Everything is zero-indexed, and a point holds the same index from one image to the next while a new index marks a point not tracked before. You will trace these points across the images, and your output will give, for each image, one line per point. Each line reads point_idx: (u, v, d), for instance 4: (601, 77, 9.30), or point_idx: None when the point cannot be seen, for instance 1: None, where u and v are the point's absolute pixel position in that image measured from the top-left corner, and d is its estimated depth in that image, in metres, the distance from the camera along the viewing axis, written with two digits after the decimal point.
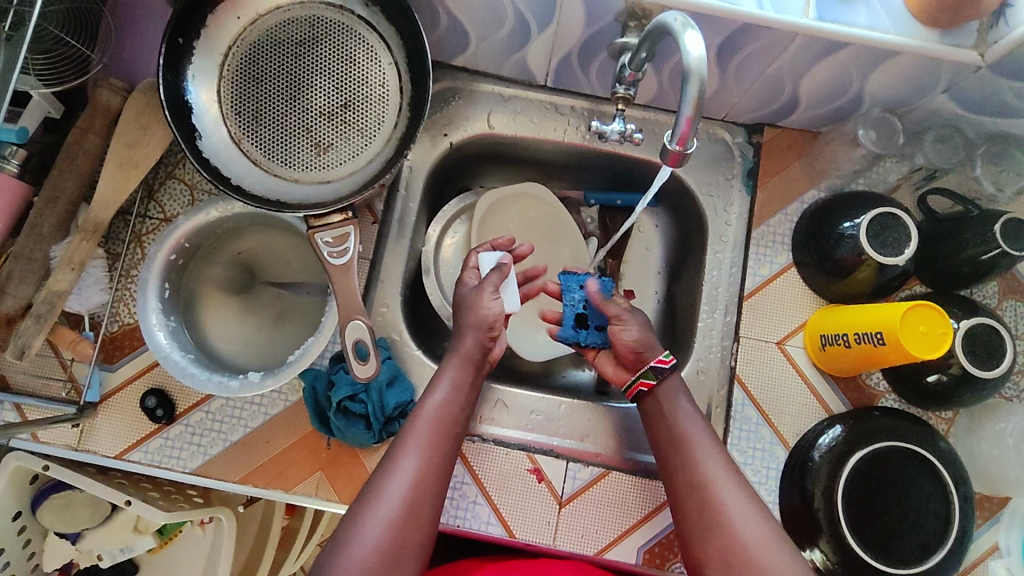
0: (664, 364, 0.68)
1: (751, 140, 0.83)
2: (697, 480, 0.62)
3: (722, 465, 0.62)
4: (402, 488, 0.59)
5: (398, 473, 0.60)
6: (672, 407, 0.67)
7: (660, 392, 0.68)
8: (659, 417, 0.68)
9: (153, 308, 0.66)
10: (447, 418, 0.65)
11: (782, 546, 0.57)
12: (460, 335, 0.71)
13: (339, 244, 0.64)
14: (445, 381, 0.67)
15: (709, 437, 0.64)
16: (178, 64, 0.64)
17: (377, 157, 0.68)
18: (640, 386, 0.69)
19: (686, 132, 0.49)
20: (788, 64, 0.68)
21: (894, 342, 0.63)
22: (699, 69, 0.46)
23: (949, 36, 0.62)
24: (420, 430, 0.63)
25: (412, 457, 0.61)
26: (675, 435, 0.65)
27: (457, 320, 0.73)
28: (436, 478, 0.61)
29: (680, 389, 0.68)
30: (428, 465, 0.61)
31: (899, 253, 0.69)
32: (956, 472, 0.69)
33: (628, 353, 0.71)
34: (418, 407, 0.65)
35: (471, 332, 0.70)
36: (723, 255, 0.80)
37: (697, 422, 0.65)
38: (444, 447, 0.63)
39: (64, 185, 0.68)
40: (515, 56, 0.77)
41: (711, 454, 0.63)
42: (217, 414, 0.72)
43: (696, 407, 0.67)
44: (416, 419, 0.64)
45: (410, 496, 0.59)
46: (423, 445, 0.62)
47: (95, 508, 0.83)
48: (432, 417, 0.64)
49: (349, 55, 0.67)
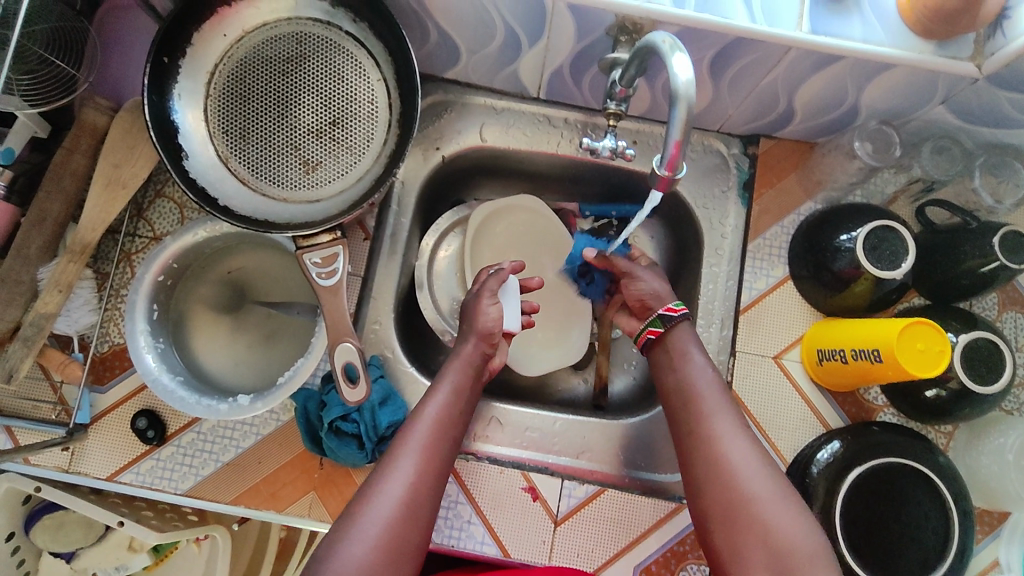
0: (672, 313, 0.70)
1: (746, 151, 0.82)
2: (704, 433, 0.62)
3: (731, 418, 0.62)
4: (399, 489, 0.58)
5: (397, 472, 0.59)
6: (682, 359, 0.67)
7: (670, 341, 0.69)
8: (669, 370, 0.68)
9: (141, 330, 0.65)
10: (448, 421, 0.64)
11: (788, 500, 0.57)
12: (462, 341, 0.71)
13: (328, 265, 0.64)
14: (444, 381, 0.67)
15: (719, 390, 0.64)
16: (163, 84, 0.63)
17: (366, 174, 0.67)
18: (648, 334, 0.72)
19: (674, 156, 0.48)
20: (784, 76, 0.67)
21: (891, 360, 0.62)
22: (687, 93, 0.45)
23: (945, 47, 0.61)
24: (420, 429, 0.62)
25: (411, 455, 0.60)
26: (684, 388, 0.65)
27: (462, 329, 0.73)
28: (435, 474, 0.61)
29: (691, 338, 0.69)
30: (427, 463, 0.61)
31: (895, 268, 0.68)
32: (955, 488, 0.68)
33: (637, 303, 0.76)
34: (418, 410, 0.64)
35: (471, 338, 0.71)
36: (719, 268, 0.79)
37: (706, 373, 0.65)
38: (444, 442, 0.63)
39: (50, 206, 0.67)
40: (507, 70, 0.76)
41: (721, 408, 0.63)
42: (208, 435, 0.71)
43: (706, 359, 0.67)
44: (416, 420, 0.63)
45: (410, 495, 0.58)
46: (423, 444, 0.61)
47: (87, 527, 0.84)
48: (434, 419, 0.63)
49: (338, 71, 0.67)
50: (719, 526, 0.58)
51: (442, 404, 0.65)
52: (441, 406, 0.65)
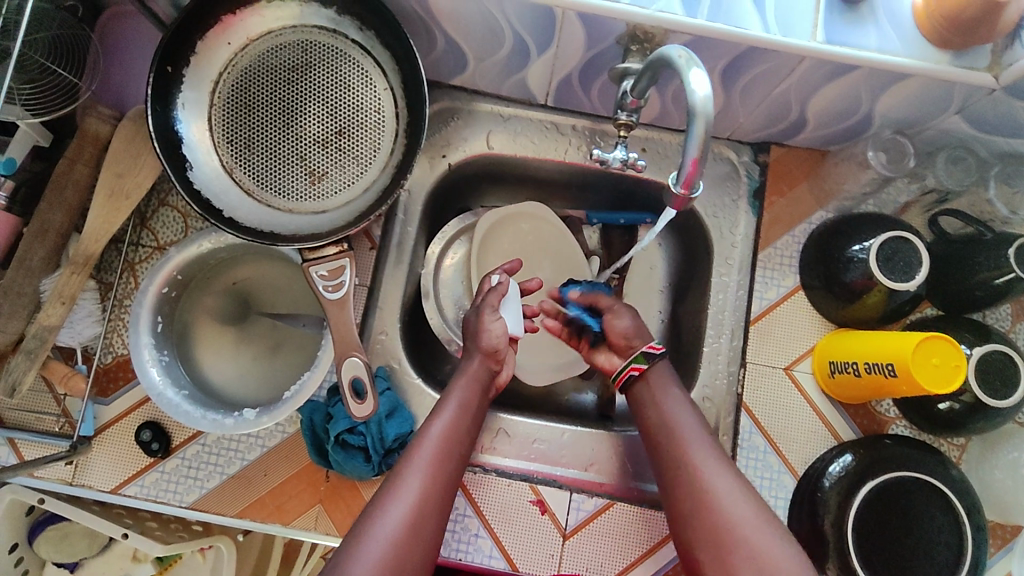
0: (654, 350, 0.69)
1: (757, 159, 0.81)
2: (688, 466, 0.61)
3: (711, 451, 0.62)
4: (404, 511, 0.57)
5: (402, 492, 0.58)
6: (663, 396, 0.67)
7: (651, 378, 0.69)
8: (651, 405, 0.67)
9: (145, 343, 0.64)
10: (453, 440, 0.63)
11: (775, 529, 0.56)
12: (468, 358, 0.71)
13: (335, 278, 0.63)
14: (449, 400, 0.66)
15: (697, 425, 0.64)
16: (167, 94, 0.62)
17: (373, 184, 0.66)
18: (631, 371, 0.69)
19: (691, 174, 0.48)
20: (796, 85, 0.66)
21: (906, 374, 0.61)
22: (705, 109, 0.44)
23: (962, 57, 0.59)
24: (424, 448, 0.61)
25: (416, 475, 0.59)
26: (662, 422, 0.65)
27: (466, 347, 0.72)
28: (438, 498, 0.60)
29: (668, 375, 0.69)
30: (431, 483, 0.60)
31: (909, 279, 0.67)
32: (969, 502, 0.67)
33: (619, 340, 0.74)
34: (424, 428, 0.64)
35: (476, 357, 0.70)
36: (729, 278, 0.79)
37: (685, 409, 0.65)
38: (448, 462, 0.62)
39: (52, 217, 0.66)
40: (515, 77, 0.75)
41: (700, 442, 0.62)
42: (213, 447, 0.71)
43: (685, 395, 0.67)
44: (419, 440, 0.62)
45: (412, 518, 0.57)
46: (427, 465, 0.60)
47: (92, 537, 0.84)
48: (439, 438, 0.63)
49: (344, 80, 0.66)
50: (709, 558, 0.57)
51: (447, 423, 0.64)
52: (446, 424, 0.64)
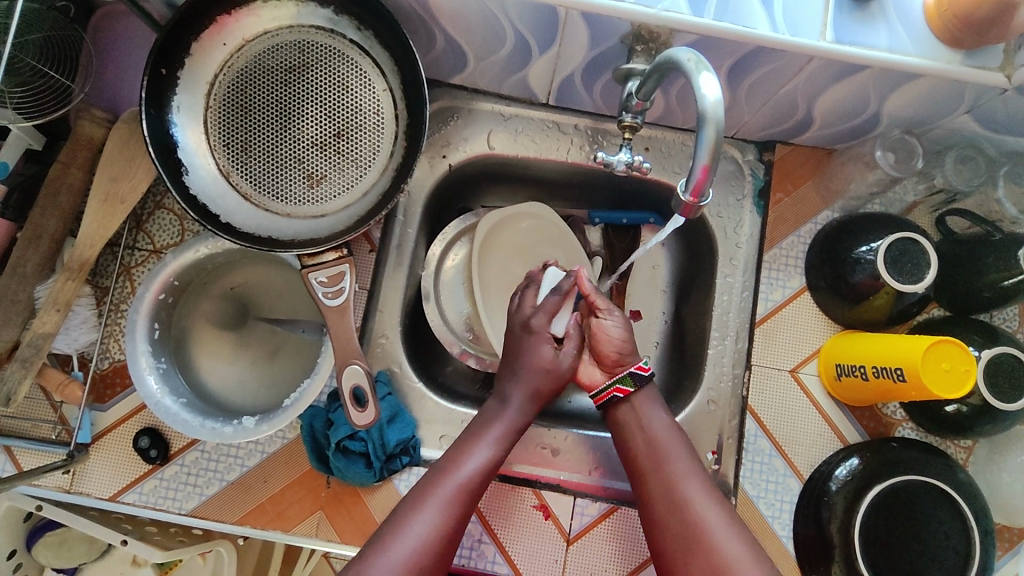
0: (642, 372, 0.67)
1: (762, 158, 0.80)
2: (678, 499, 0.60)
3: (701, 482, 0.61)
4: (416, 542, 0.57)
5: (420, 523, 0.58)
6: (648, 421, 0.66)
7: (636, 402, 0.67)
8: (636, 430, 0.66)
9: (143, 351, 0.63)
10: (482, 481, 0.62)
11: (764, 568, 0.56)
12: (516, 390, 0.68)
13: (334, 284, 0.62)
14: (484, 437, 0.65)
15: (686, 453, 0.63)
16: (161, 98, 0.61)
17: (372, 188, 0.65)
18: (615, 392, 0.67)
19: (700, 181, 0.46)
20: (803, 84, 0.65)
21: (915, 379, 0.60)
22: (716, 114, 0.43)
23: (974, 56, 0.58)
24: (451, 483, 0.61)
25: (436, 509, 0.59)
26: (651, 448, 0.64)
27: (512, 371, 0.69)
28: (448, 541, 0.59)
29: (654, 399, 0.67)
30: (447, 524, 0.59)
31: (917, 282, 0.66)
32: (977, 505, 0.66)
33: (610, 355, 0.70)
34: (454, 465, 0.63)
35: (522, 385, 0.68)
36: (733, 279, 0.78)
37: (673, 436, 0.64)
38: (470, 501, 0.61)
39: (47, 222, 0.65)
40: (516, 75, 0.73)
41: (690, 472, 0.62)
42: (212, 453, 0.70)
43: (670, 418, 0.66)
44: (448, 474, 0.62)
45: (425, 552, 0.57)
46: (448, 500, 0.60)
47: (91, 541, 0.83)
48: (467, 479, 0.62)
49: (342, 81, 0.64)
50: None
51: (482, 462, 0.63)
52: (479, 464, 0.63)
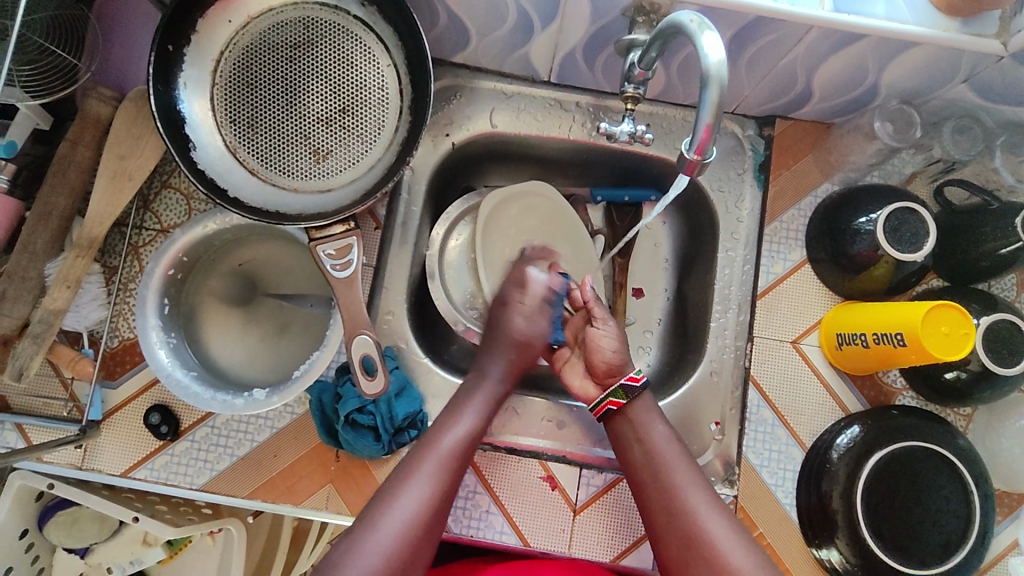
0: (634, 384, 0.68)
1: (762, 133, 0.80)
2: (679, 509, 0.61)
3: (702, 491, 0.62)
4: (407, 510, 0.59)
5: (409, 494, 0.60)
6: (646, 430, 0.66)
7: (632, 412, 0.67)
8: (633, 441, 0.66)
9: (153, 325, 0.64)
10: (464, 451, 0.64)
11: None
12: (492, 354, 0.72)
13: (342, 256, 0.63)
14: (466, 407, 0.67)
15: (685, 462, 0.64)
16: (168, 72, 0.61)
17: (378, 163, 0.66)
18: (608, 405, 0.68)
19: (704, 140, 0.47)
20: (803, 55, 0.65)
21: (915, 343, 0.61)
22: (720, 74, 0.44)
23: (970, 24, 0.59)
24: (436, 453, 0.63)
25: (426, 475, 0.62)
26: (650, 459, 0.64)
27: (491, 342, 0.73)
28: (435, 513, 0.61)
29: (652, 410, 0.68)
30: (433, 498, 0.61)
31: (917, 250, 0.67)
32: (976, 470, 0.68)
33: (601, 366, 0.72)
34: (435, 435, 0.65)
35: (500, 358, 0.72)
36: (735, 253, 0.79)
37: (671, 445, 0.65)
38: (459, 467, 0.64)
39: (56, 200, 0.66)
40: (518, 52, 0.74)
41: (691, 481, 0.62)
42: (222, 429, 0.70)
43: (669, 429, 0.67)
44: (434, 441, 0.64)
45: (417, 517, 0.59)
46: (434, 470, 0.62)
47: (101, 522, 0.83)
48: (448, 449, 0.64)
49: (347, 57, 0.65)
50: None
51: (465, 432, 0.65)
52: (461, 432, 0.65)
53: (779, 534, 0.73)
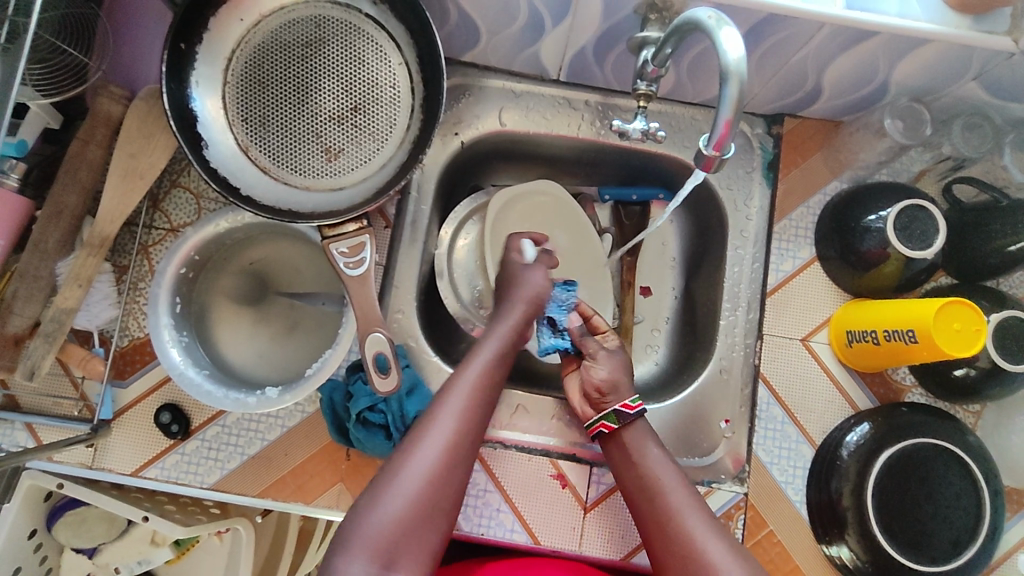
0: (627, 410, 0.68)
1: (771, 131, 0.80)
2: (676, 532, 0.60)
3: (700, 514, 0.61)
4: (440, 442, 0.60)
5: (437, 429, 0.60)
6: (642, 455, 0.66)
7: (626, 437, 0.67)
8: (628, 467, 0.66)
9: (165, 324, 0.64)
10: (493, 378, 0.65)
11: None
12: (510, 302, 0.72)
13: (355, 254, 0.63)
14: (489, 340, 0.68)
15: (682, 486, 0.64)
16: (180, 71, 0.61)
17: (389, 161, 0.66)
18: (601, 427, 0.68)
19: (723, 136, 0.47)
20: (813, 53, 0.66)
21: (927, 339, 0.61)
22: (739, 71, 0.44)
23: (981, 21, 0.60)
24: (461, 386, 0.63)
25: (453, 406, 0.62)
26: (646, 485, 0.64)
27: (505, 296, 0.74)
28: (469, 438, 0.62)
29: (647, 435, 0.67)
30: (465, 422, 0.62)
31: (927, 247, 0.67)
32: (986, 466, 0.68)
33: (593, 391, 0.71)
34: (462, 365, 0.66)
35: (517, 304, 0.72)
36: (744, 250, 0.78)
37: (668, 470, 0.65)
38: (487, 396, 0.64)
39: (67, 199, 0.66)
40: (528, 51, 0.74)
41: (689, 505, 0.62)
42: (233, 428, 0.70)
43: (665, 454, 0.66)
44: (462, 370, 0.65)
45: (449, 445, 0.60)
46: (467, 395, 0.63)
47: (110, 521, 0.82)
48: (477, 376, 0.64)
49: (359, 55, 0.65)
50: None
51: (489, 358, 0.66)
52: (486, 363, 0.66)
53: (788, 530, 0.73)
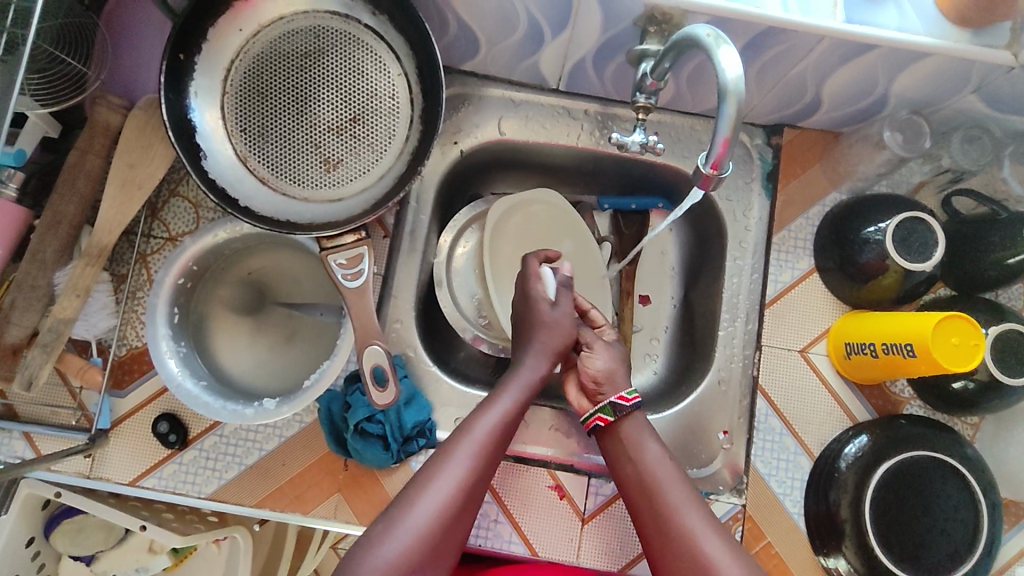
0: (623, 402, 0.65)
1: (770, 142, 0.80)
2: (675, 530, 0.59)
3: (700, 514, 0.60)
4: (440, 502, 0.58)
5: (438, 488, 0.59)
6: (639, 450, 0.64)
7: (623, 431, 0.65)
8: (626, 461, 0.64)
9: (163, 335, 0.64)
10: (500, 437, 0.63)
11: None
12: (532, 353, 0.70)
13: (353, 266, 0.63)
14: (501, 394, 0.66)
15: (680, 480, 0.62)
16: (179, 81, 0.61)
17: (388, 172, 0.66)
18: (596, 421, 0.67)
19: (721, 155, 0.48)
20: (813, 66, 0.66)
21: (925, 354, 0.61)
22: (736, 90, 0.44)
23: (980, 35, 0.60)
24: (468, 445, 0.61)
25: (456, 467, 0.60)
26: (644, 480, 0.62)
27: (529, 341, 0.71)
28: (469, 502, 0.60)
29: (645, 427, 0.65)
30: (467, 485, 0.60)
31: (925, 258, 0.67)
32: (984, 479, 0.68)
33: (590, 383, 0.69)
34: (470, 421, 0.64)
35: (540, 356, 0.70)
36: (743, 261, 0.78)
37: (665, 464, 0.63)
38: (492, 456, 0.63)
39: (65, 209, 0.66)
40: (528, 61, 0.74)
41: (688, 503, 0.60)
42: (231, 438, 0.70)
43: (661, 446, 0.64)
44: (471, 427, 0.63)
45: (448, 507, 0.58)
46: (472, 454, 0.61)
47: (108, 529, 0.82)
48: (485, 436, 0.62)
49: (358, 66, 0.65)
50: None
51: (500, 416, 0.64)
52: (496, 421, 0.64)
53: (786, 543, 0.73)
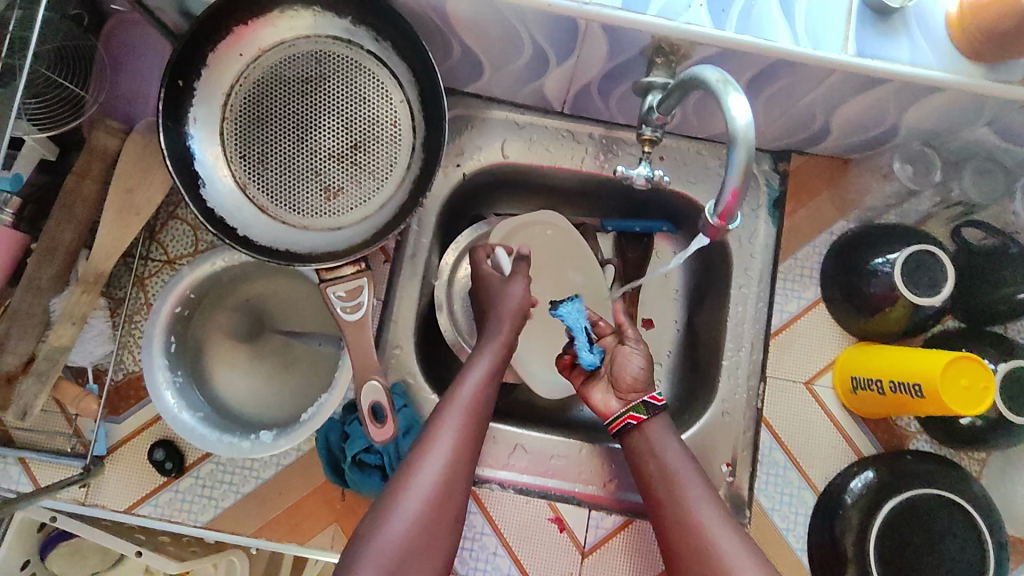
0: (655, 401, 0.66)
1: (777, 167, 0.78)
2: (691, 523, 0.59)
3: (717, 510, 0.59)
4: (436, 470, 0.58)
5: (434, 457, 0.59)
6: (662, 448, 0.64)
7: (648, 429, 0.65)
8: (648, 456, 0.64)
9: (160, 366, 0.63)
10: (483, 402, 0.63)
11: None
12: (498, 321, 0.70)
13: (352, 299, 0.62)
14: (478, 360, 0.66)
15: (702, 481, 0.62)
16: (177, 110, 0.60)
17: (389, 201, 0.65)
18: (628, 418, 0.66)
19: (729, 205, 0.47)
20: (822, 97, 0.64)
21: (933, 395, 0.60)
22: (746, 138, 0.43)
23: (995, 71, 0.58)
24: (456, 411, 0.62)
25: (447, 433, 0.60)
26: (666, 475, 0.62)
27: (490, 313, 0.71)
28: (464, 466, 0.60)
29: (668, 430, 0.65)
30: (459, 449, 0.60)
31: (934, 293, 0.66)
32: (991, 519, 0.66)
33: (626, 380, 0.69)
34: (454, 388, 0.64)
35: (505, 321, 0.70)
36: (748, 289, 0.76)
37: (687, 463, 0.63)
38: (478, 421, 0.63)
39: (61, 235, 0.65)
40: (532, 86, 0.73)
41: (706, 499, 0.60)
42: (227, 466, 0.69)
43: (685, 448, 0.64)
44: (454, 393, 0.63)
45: (444, 474, 0.59)
46: (460, 420, 0.61)
47: (104, 552, 0.81)
48: (469, 402, 0.62)
49: (360, 93, 0.64)
50: None
51: (480, 380, 0.64)
52: (476, 387, 0.64)
53: None
